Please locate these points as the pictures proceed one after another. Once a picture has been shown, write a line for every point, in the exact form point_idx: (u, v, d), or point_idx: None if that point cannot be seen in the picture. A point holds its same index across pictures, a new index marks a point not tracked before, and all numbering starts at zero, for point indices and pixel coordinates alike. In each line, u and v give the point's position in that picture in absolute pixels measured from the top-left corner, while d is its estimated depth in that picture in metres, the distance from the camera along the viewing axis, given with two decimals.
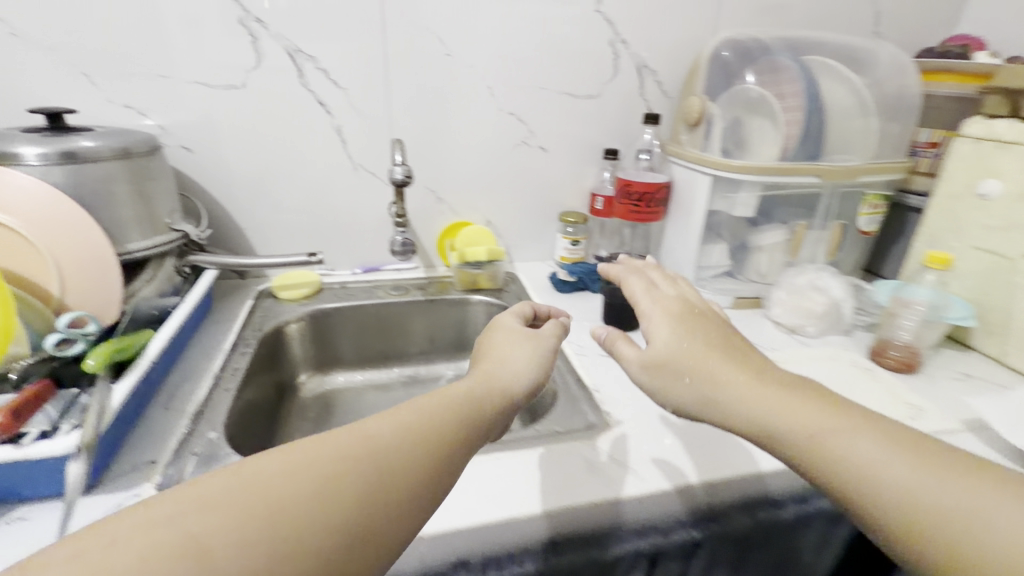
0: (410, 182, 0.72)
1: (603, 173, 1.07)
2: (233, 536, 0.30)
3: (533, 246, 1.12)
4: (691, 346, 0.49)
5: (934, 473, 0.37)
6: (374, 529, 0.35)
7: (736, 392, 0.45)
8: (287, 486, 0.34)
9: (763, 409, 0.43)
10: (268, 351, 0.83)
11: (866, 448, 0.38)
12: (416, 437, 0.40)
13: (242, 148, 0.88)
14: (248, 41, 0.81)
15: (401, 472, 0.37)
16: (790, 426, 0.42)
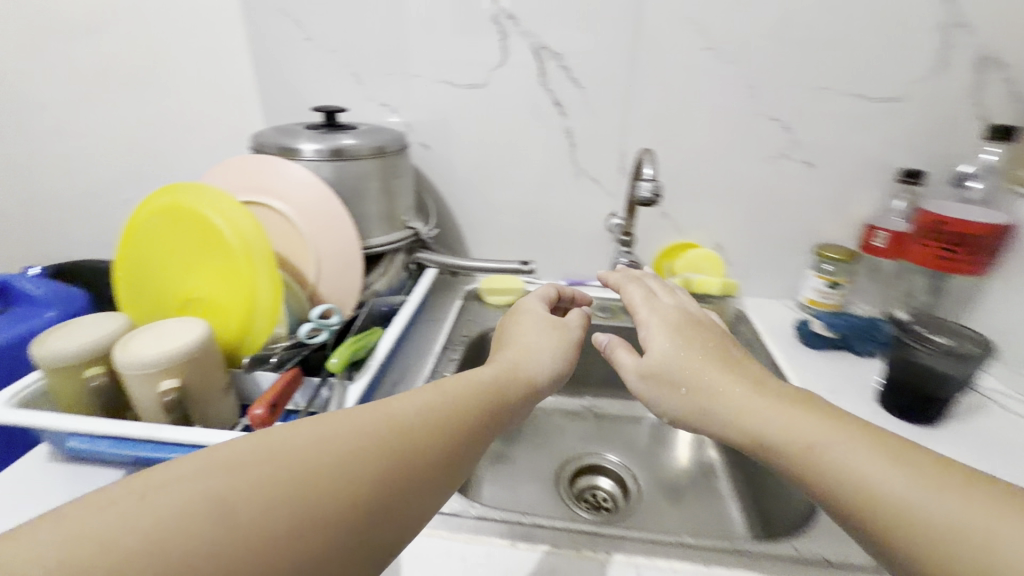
0: (657, 201, 0.62)
1: (892, 201, 0.81)
2: (261, 504, 0.28)
3: (769, 282, 0.91)
4: (692, 357, 0.46)
5: (987, 509, 0.30)
6: (398, 500, 0.33)
7: (728, 402, 0.42)
8: (307, 455, 0.31)
9: (772, 425, 0.39)
10: (471, 357, 0.81)
11: (848, 460, 0.35)
12: (440, 420, 0.38)
13: (473, 148, 0.87)
14: (497, 39, 0.79)
15: (426, 447, 0.36)
16: (788, 444, 0.38)
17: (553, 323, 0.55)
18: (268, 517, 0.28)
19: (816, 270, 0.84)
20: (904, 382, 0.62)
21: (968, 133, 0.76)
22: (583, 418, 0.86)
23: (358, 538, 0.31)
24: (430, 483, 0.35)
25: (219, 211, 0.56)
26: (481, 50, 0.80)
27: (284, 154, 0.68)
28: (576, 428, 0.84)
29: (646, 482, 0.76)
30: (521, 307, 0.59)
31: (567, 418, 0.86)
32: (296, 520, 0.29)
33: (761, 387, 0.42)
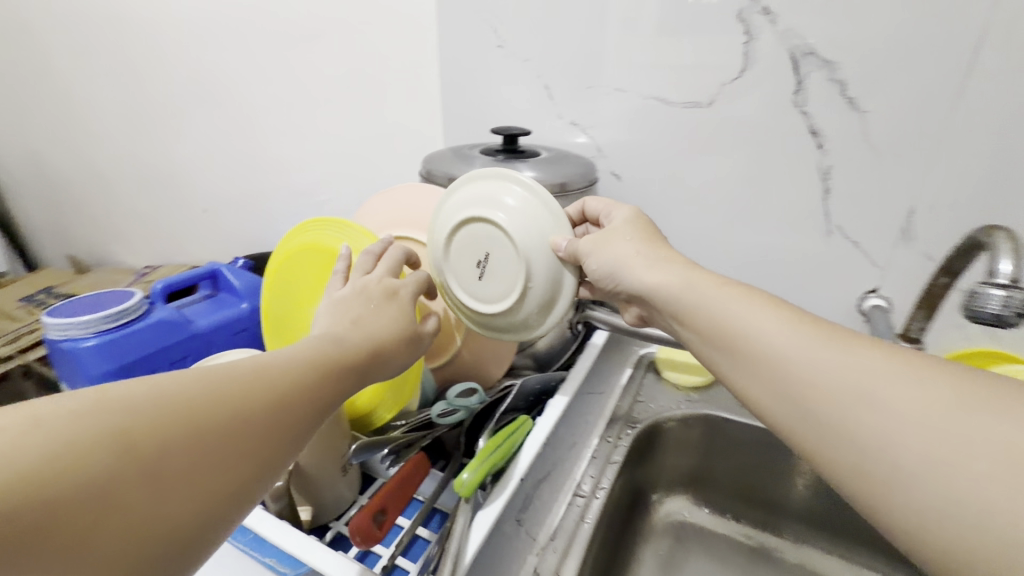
0: (1014, 325, 0.35)
1: None
2: (56, 469, 0.23)
3: None
4: (644, 250, 0.45)
5: (916, 388, 0.29)
6: (259, 435, 0.31)
7: (675, 287, 0.41)
8: (136, 415, 0.27)
9: (757, 326, 0.36)
10: (639, 453, 0.62)
11: (770, 333, 0.35)
12: (298, 372, 0.34)
13: (677, 183, 0.68)
14: (738, 43, 0.58)
15: (287, 399, 0.33)
16: (667, 277, 0.42)
17: (388, 300, 0.45)
18: (73, 477, 0.24)
19: None
20: None
21: None
22: (780, 565, 0.62)
23: (200, 490, 0.27)
24: (291, 436, 0.33)
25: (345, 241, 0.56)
26: (714, 56, 0.60)
27: None
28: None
29: None
30: (384, 286, 0.45)
31: (756, 560, 0.63)
32: (108, 482, 0.24)
33: (668, 259, 0.44)
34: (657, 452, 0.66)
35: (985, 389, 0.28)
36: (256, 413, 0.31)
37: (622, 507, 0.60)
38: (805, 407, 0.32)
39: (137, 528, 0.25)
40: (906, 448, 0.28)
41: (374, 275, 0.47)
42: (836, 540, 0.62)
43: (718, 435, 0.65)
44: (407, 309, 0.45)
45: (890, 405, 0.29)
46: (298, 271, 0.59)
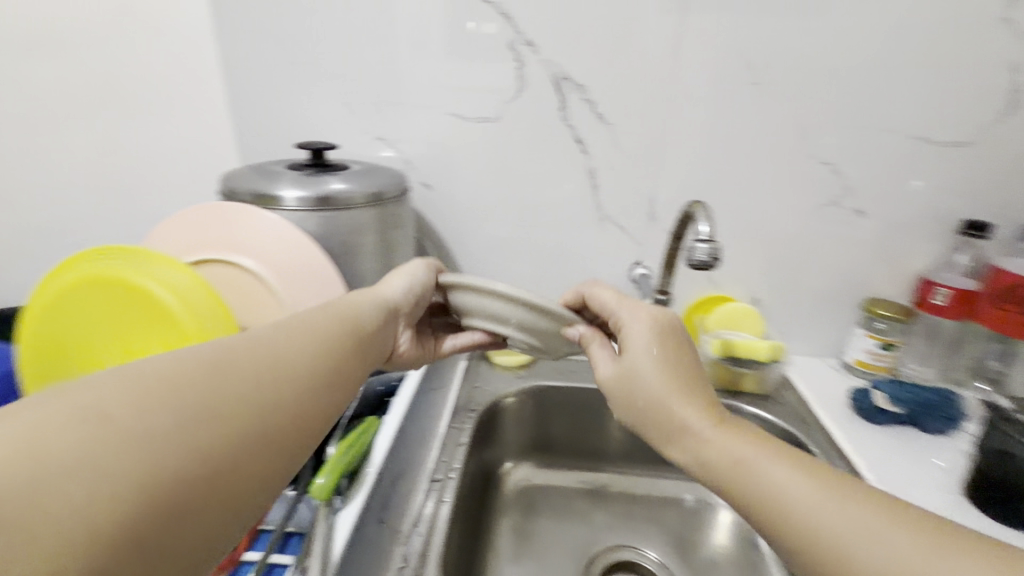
0: (717, 267, 0.50)
1: (947, 255, 0.73)
2: (148, 427, 0.28)
3: (810, 338, 0.82)
4: (657, 381, 0.44)
5: (922, 548, 0.32)
6: (295, 398, 0.37)
7: (690, 428, 0.41)
8: (194, 382, 0.32)
9: (762, 466, 0.38)
10: (483, 434, 0.68)
11: (780, 479, 0.37)
12: (312, 350, 0.40)
13: (482, 188, 0.76)
14: (512, 68, 0.69)
15: (307, 372, 0.38)
16: (684, 423, 0.42)
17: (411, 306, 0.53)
18: (163, 433, 0.28)
19: (868, 328, 0.76)
20: (1005, 475, 0.53)
21: None
22: (608, 499, 0.74)
23: (256, 442, 0.33)
24: (317, 401, 0.38)
25: (142, 269, 0.50)
26: (495, 78, 0.70)
27: (261, 201, 0.56)
28: (602, 513, 0.72)
29: None
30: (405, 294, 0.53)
31: (590, 500, 0.74)
32: (172, 436, 0.29)
33: (688, 399, 0.43)
34: (499, 431, 0.73)
35: (967, 543, 0.32)
36: (285, 382, 0.36)
37: (476, 486, 0.65)
38: (795, 540, 0.35)
39: (216, 473, 0.30)
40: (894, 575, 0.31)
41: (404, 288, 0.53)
42: (644, 466, 0.76)
43: (545, 402, 0.75)
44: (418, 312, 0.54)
45: (872, 549, 0.32)
46: (87, 309, 0.51)
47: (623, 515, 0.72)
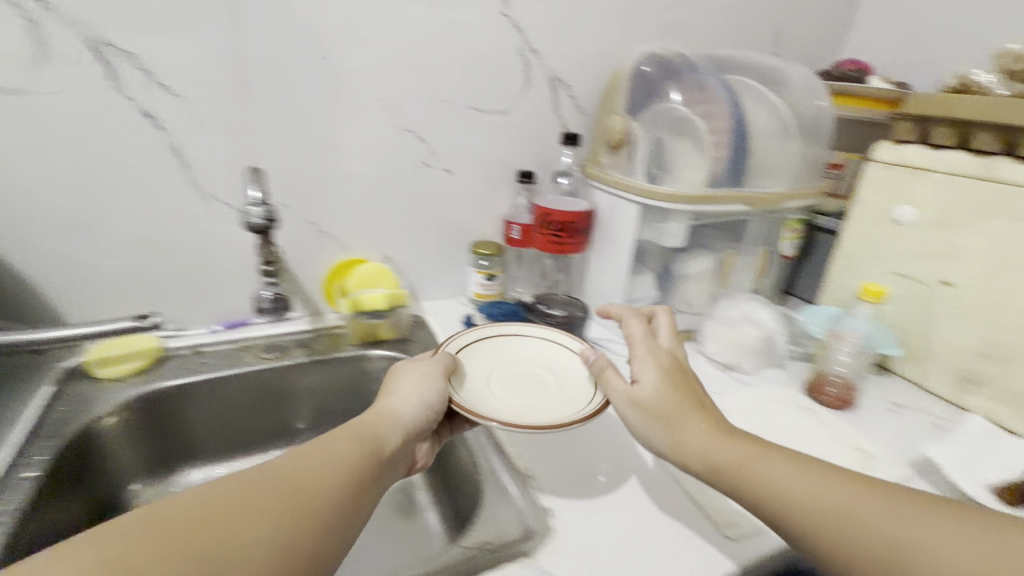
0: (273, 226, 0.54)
1: (517, 199, 0.94)
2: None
3: (442, 282, 0.96)
4: (678, 398, 0.51)
5: (899, 514, 0.39)
6: (314, 525, 0.38)
7: (698, 440, 0.48)
8: (157, 532, 0.33)
9: (715, 450, 0.48)
10: (77, 461, 0.60)
11: (781, 474, 0.44)
12: (340, 475, 0.42)
13: (30, 176, 0.64)
14: (21, 29, 0.58)
15: (325, 495, 0.40)
16: (721, 447, 0.48)
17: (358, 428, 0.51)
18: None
19: (475, 266, 0.93)
20: None
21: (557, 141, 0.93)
22: None
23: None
24: (334, 529, 0.39)
25: None
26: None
27: None
28: None
29: None
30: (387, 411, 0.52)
31: None
32: None
33: (711, 422, 0.50)
34: (111, 453, 0.65)
35: (953, 509, 0.39)
36: (282, 503, 0.38)
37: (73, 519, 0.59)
38: (804, 525, 0.42)
39: None
40: (819, 501, 0.42)
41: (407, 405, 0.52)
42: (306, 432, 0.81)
43: (173, 404, 0.70)
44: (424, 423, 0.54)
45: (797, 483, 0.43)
46: None
47: None
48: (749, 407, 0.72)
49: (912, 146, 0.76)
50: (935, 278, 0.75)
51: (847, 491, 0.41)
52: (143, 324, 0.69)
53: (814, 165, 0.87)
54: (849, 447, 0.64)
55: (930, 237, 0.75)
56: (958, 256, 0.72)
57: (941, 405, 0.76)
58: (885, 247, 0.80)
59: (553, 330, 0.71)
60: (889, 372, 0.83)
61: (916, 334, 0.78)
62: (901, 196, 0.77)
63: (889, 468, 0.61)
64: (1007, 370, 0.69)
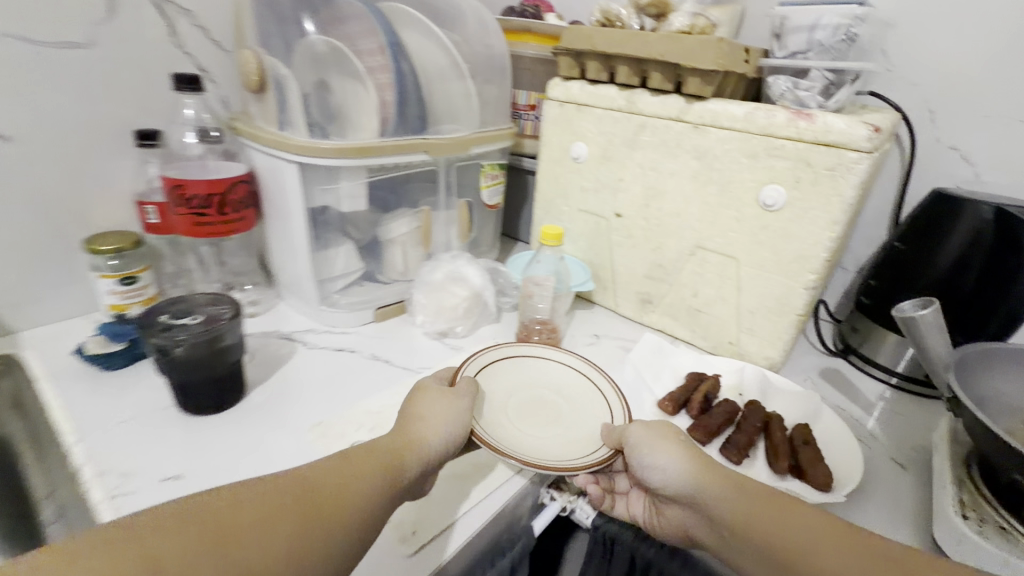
0: None
1: (148, 170, 0.69)
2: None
3: (54, 297, 0.68)
4: (655, 436, 0.51)
5: (858, 559, 0.37)
6: (319, 550, 0.33)
7: (665, 473, 0.48)
8: (166, 530, 0.29)
9: (683, 481, 0.47)
10: None
11: (744, 511, 0.43)
12: (367, 481, 0.38)
13: None
14: None
15: (352, 508, 0.36)
16: (689, 478, 0.47)
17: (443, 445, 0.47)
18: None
19: (101, 270, 0.67)
20: (191, 377, 0.53)
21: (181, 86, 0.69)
22: None
23: None
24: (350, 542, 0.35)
25: None
26: None
27: None
28: None
29: None
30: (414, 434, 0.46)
31: None
32: None
33: (695, 456, 0.49)
34: None
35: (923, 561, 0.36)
36: (310, 510, 0.34)
37: None
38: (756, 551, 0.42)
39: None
40: (767, 536, 0.41)
41: (449, 426, 0.48)
42: None
43: None
44: (448, 440, 0.47)
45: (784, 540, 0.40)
46: None
47: None
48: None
49: (576, 82, 0.76)
50: (612, 211, 0.79)
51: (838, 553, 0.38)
52: None
53: (501, 106, 0.83)
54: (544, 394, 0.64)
55: (601, 171, 0.78)
56: (622, 188, 0.76)
57: (631, 326, 0.83)
58: (573, 185, 0.82)
59: (188, 346, 0.52)
60: (593, 303, 0.88)
61: (605, 266, 0.83)
62: (576, 134, 0.79)
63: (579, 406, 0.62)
64: (669, 287, 0.77)
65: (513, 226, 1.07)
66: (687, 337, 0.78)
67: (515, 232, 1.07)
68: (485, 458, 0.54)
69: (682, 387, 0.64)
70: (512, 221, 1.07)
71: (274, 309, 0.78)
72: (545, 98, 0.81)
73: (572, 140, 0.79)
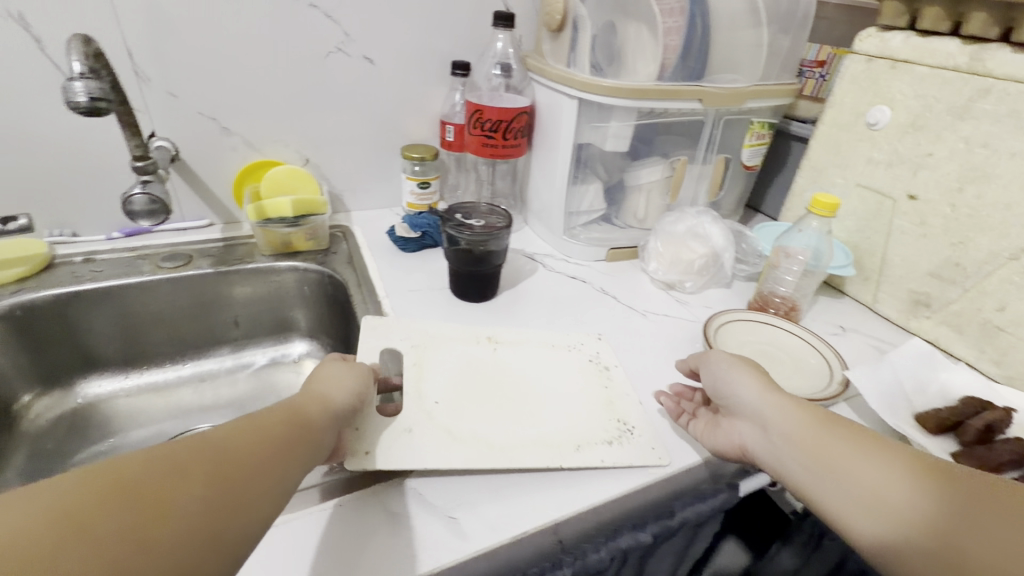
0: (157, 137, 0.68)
1: (454, 96, 0.83)
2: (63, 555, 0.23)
3: (376, 190, 0.88)
4: (742, 368, 0.48)
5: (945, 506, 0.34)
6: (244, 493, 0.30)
7: (739, 393, 0.47)
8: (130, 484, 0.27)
9: (752, 402, 0.45)
10: None
11: (822, 440, 0.41)
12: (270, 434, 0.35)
13: None
14: None
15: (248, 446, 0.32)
16: (768, 401, 0.45)
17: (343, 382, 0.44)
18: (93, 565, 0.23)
19: (408, 172, 0.84)
20: (466, 270, 0.66)
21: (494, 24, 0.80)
22: (181, 392, 0.72)
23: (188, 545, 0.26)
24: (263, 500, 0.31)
25: None
26: None
27: None
28: (171, 408, 0.70)
29: None
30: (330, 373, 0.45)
31: (160, 398, 0.70)
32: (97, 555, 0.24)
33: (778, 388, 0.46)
34: None
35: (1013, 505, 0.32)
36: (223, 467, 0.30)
37: None
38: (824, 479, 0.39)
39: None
40: (848, 470, 0.38)
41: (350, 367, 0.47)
42: (218, 347, 0.75)
43: (46, 318, 0.63)
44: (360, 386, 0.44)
45: (905, 503, 0.35)
46: None
47: (196, 401, 0.71)
48: (530, 346, 0.59)
49: (900, 33, 0.66)
50: (905, 191, 0.67)
51: (969, 503, 0.33)
52: (14, 229, 0.60)
53: (789, 60, 0.76)
54: (609, 420, 0.51)
55: (903, 142, 0.66)
56: (928, 166, 0.64)
57: (888, 328, 0.72)
58: (856, 155, 0.72)
59: (471, 241, 0.64)
60: (842, 294, 0.78)
61: (873, 254, 0.72)
62: (880, 96, 0.68)
63: (638, 452, 0.48)
64: (960, 293, 0.64)
65: (758, 195, 0.99)
66: (968, 357, 0.64)
67: (759, 203, 0.99)
68: (498, 436, 0.47)
69: (954, 407, 0.54)
70: (758, 191, 0.98)
71: (520, 231, 0.88)
72: (847, 53, 0.72)
73: (873, 102, 0.69)
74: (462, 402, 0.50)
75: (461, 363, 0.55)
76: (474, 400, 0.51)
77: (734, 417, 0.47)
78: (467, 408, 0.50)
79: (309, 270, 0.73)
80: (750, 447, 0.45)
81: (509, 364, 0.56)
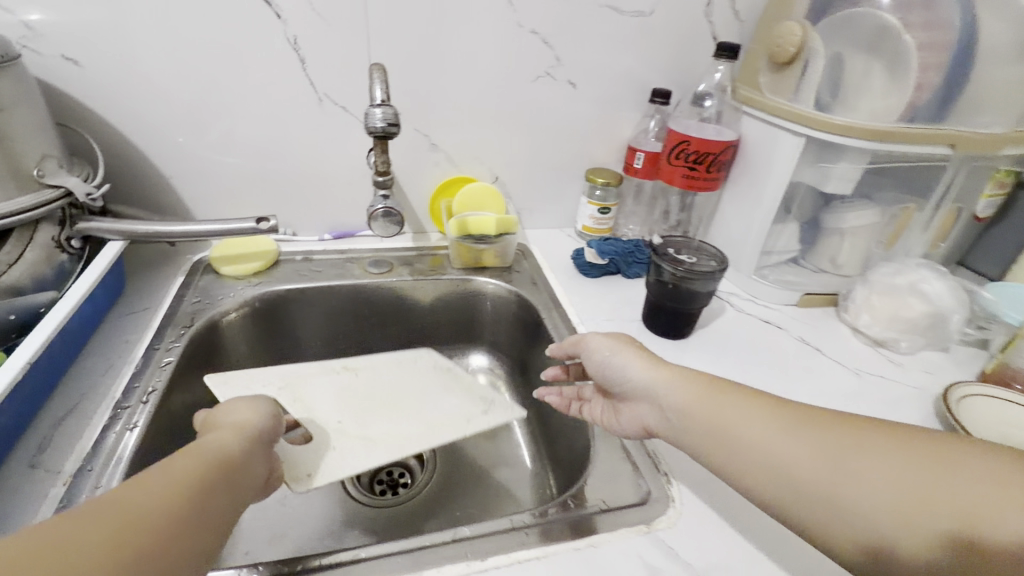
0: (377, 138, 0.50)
1: (648, 122, 0.82)
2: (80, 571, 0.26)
3: (551, 210, 0.89)
4: (632, 352, 0.49)
5: (899, 486, 0.35)
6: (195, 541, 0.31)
7: (627, 375, 0.48)
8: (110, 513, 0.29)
9: (668, 393, 0.45)
10: (202, 352, 0.61)
11: (760, 432, 0.40)
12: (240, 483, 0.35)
13: (169, 60, 0.62)
14: None
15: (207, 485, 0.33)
16: (671, 386, 0.45)
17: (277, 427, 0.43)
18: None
19: (589, 196, 0.84)
20: (670, 305, 0.64)
21: (700, 53, 0.78)
22: None
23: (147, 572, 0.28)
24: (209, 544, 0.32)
25: None
26: None
27: None
28: None
29: (444, 449, 0.69)
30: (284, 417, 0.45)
31: None
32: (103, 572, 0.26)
33: (673, 368, 0.46)
34: (222, 347, 0.65)
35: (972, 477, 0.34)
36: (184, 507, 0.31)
37: (202, 404, 0.61)
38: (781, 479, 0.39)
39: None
40: (790, 455, 0.39)
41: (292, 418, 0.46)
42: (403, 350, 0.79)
43: (274, 309, 0.69)
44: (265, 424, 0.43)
45: (863, 495, 0.36)
46: None
47: None
48: (387, 369, 0.63)
49: None
50: None
51: (939, 475, 0.35)
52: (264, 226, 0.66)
53: None
54: None
55: None
56: None
57: None
58: None
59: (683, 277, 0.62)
60: None
61: None
62: None
63: None
64: None
65: None
66: None
67: None
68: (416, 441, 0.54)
69: None
70: None
71: None
72: None
73: None
74: (365, 412, 0.57)
75: (331, 391, 0.59)
76: (382, 408, 0.57)
77: (632, 399, 0.48)
78: (372, 418, 0.56)
79: (501, 289, 0.75)
80: (653, 426, 0.46)
81: (392, 385, 0.62)
